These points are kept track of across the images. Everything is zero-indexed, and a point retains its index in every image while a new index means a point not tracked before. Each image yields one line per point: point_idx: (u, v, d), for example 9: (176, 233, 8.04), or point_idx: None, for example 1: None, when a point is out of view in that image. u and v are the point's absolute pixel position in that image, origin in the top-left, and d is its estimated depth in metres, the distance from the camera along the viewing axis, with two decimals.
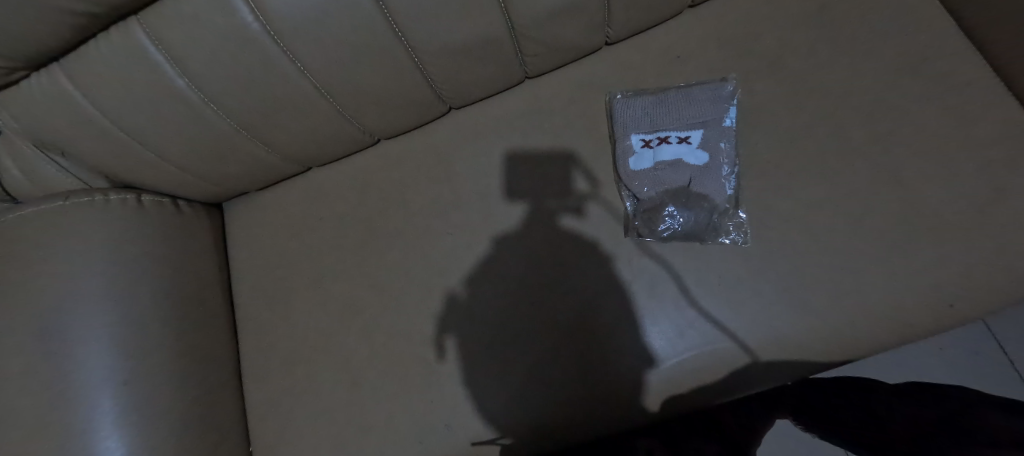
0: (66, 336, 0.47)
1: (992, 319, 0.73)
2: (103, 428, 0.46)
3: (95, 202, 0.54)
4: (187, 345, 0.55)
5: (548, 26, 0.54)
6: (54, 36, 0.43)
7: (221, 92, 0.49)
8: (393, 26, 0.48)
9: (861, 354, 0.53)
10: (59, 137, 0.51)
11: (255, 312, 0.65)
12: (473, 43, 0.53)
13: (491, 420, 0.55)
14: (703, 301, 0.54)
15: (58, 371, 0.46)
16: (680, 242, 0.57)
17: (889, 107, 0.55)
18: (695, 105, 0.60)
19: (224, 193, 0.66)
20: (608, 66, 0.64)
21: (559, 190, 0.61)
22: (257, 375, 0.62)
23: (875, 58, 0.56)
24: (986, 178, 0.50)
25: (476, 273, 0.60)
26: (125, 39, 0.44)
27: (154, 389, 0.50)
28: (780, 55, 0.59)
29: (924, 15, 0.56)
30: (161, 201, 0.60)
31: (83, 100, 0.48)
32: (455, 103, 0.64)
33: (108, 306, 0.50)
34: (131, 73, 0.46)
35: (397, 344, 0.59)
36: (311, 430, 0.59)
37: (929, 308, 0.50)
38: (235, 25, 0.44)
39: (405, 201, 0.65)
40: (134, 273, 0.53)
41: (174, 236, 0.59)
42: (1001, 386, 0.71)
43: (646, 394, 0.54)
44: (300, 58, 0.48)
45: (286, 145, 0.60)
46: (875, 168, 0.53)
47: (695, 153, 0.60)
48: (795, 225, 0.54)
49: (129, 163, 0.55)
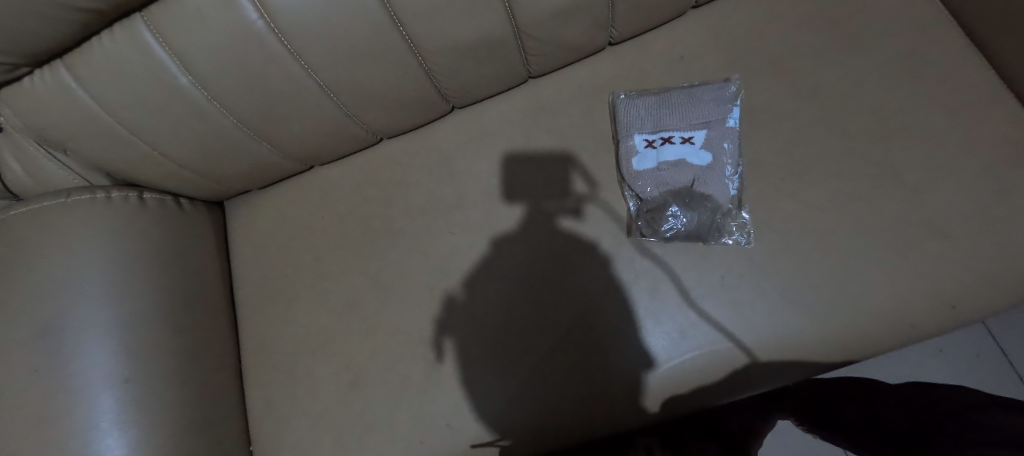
0: (67, 333, 0.47)
1: (992, 320, 0.73)
2: (103, 427, 0.46)
3: (97, 200, 0.54)
4: (188, 344, 0.55)
5: (551, 25, 0.54)
6: (57, 32, 0.43)
7: (224, 90, 0.49)
8: (397, 25, 0.48)
9: (864, 356, 0.52)
10: (60, 134, 0.51)
11: (255, 312, 0.65)
12: (476, 42, 0.53)
13: (490, 421, 0.55)
14: (705, 301, 0.54)
15: (58, 370, 0.46)
16: (683, 242, 0.57)
17: (890, 108, 0.55)
18: (698, 105, 0.60)
19: (225, 192, 0.66)
20: (609, 66, 0.64)
21: (559, 190, 0.61)
22: (256, 374, 0.62)
23: (877, 59, 0.56)
24: (989, 180, 0.51)
25: (477, 272, 0.60)
26: (128, 35, 0.44)
27: (153, 387, 0.50)
28: (781, 56, 0.59)
29: (926, 16, 0.57)
30: (162, 199, 0.60)
31: (85, 97, 0.48)
32: (457, 103, 0.64)
33: (108, 303, 0.50)
34: (133, 70, 0.46)
35: (396, 344, 0.59)
36: (310, 430, 0.58)
37: (932, 309, 0.50)
38: (239, 22, 0.44)
39: (407, 200, 0.65)
40: (135, 271, 0.53)
41: (175, 235, 0.59)
42: (1001, 387, 0.71)
43: (646, 394, 0.54)
44: (302, 56, 0.48)
45: (288, 144, 0.60)
46: (876, 170, 0.53)
47: (698, 153, 0.61)
48: (797, 225, 0.54)
49: (131, 161, 0.55)
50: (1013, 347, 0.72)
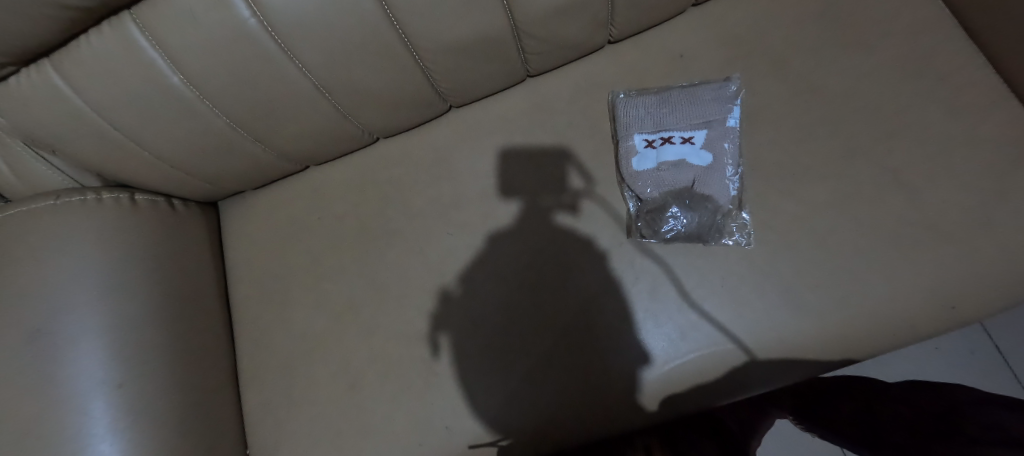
0: (59, 337, 0.46)
1: (989, 321, 0.74)
2: (97, 432, 0.45)
3: (88, 202, 0.53)
4: (182, 347, 0.55)
5: (550, 24, 0.53)
6: (43, 30, 0.42)
7: (216, 89, 0.48)
8: (393, 23, 0.48)
9: (864, 356, 0.52)
10: (48, 135, 0.50)
11: (251, 314, 0.64)
12: (473, 41, 0.52)
13: (488, 421, 0.55)
14: (706, 302, 0.54)
15: (51, 374, 0.45)
16: (683, 243, 0.57)
17: (891, 107, 0.54)
18: (699, 105, 0.60)
19: (219, 192, 0.65)
20: (608, 65, 0.63)
21: (558, 189, 0.60)
22: (253, 375, 0.62)
23: (878, 59, 0.56)
24: (989, 180, 0.50)
25: (475, 273, 0.59)
26: (118, 33, 0.43)
27: (146, 392, 0.49)
28: (781, 55, 0.59)
29: (927, 14, 0.56)
30: (155, 200, 0.59)
31: (74, 96, 0.47)
32: (455, 102, 0.63)
33: (101, 306, 0.49)
34: (123, 70, 0.45)
35: (394, 346, 0.59)
36: (308, 433, 0.58)
37: (933, 310, 0.50)
38: (231, 21, 0.43)
39: (404, 200, 0.64)
40: (129, 274, 0.52)
41: (168, 236, 0.58)
42: (997, 385, 0.71)
43: (644, 393, 0.54)
44: (297, 55, 0.48)
45: (284, 144, 0.59)
46: (878, 171, 0.53)
47: (698, 153, 0.60)
48: (797, 226, 0.54)
49: (122, 162, 0.54)
50: (1010, 347, 0.72)
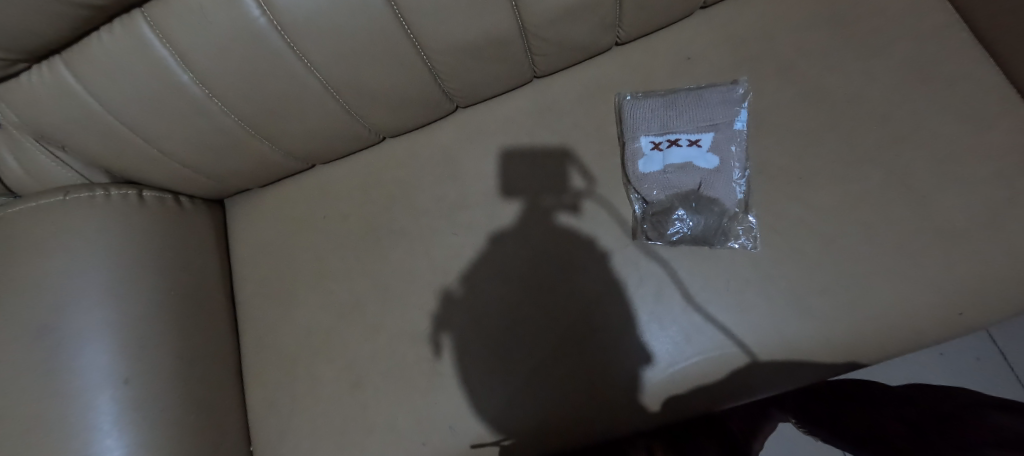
0: (67, 332, 0.47)
1: (994, 327, 0.73)
2: (104, 427, 0.45)
3: (96, 198, 0.53)
4: (188, 343, 0.55)
5: (558, 26, 0.53)
6: (56, 28, 0.42)
7: (224, 87, 0.49)
8: (404, 25, 0.48)
9: (870, 361, 0.52)
10: (58, 131, 0.50)
11: (256, 312, 0.64)
12: (481, 43, 0.52)
13: (492, 420, 0.55)
14: (712, 305, 0.54)
15: (59, 369, 0.45)
16: (689, 246, 0.57)
17: (901, 111, 0.54)
18: (706, 107, 0.59)
19: (227, 190, 0.65)
20: (616, 66, 0.63)
21: (563, 189, 0.60)
22: (257, 372, 0.62)
23: (887, 63, 0.56)
24: (998, 188, 0.50)
25: (480, 272, 0.59)
26: (128, 31, 0.44)
27: (152, 387, 0.49)
28: (791, 58, 0.58)
29: (937, 18, 0.56)
30: (162, 197, 0.59)
31: (85, 93, 0.47)
32: (461, 102, 0.63)
33: (108, 301, 0.49)
34: (132, 68, 0.45)
35: (398, 344, 0.59)
36: (311, 429, 0.58)
37: (940, 317, 0.50)
38: (241, 19, 0.43)
39: (410, 199, 0.64)
40: (135, 271, 0.52)
41: (175, 234, 0.58)
42: (1002, 391, 0.71)
43: (645, 393, 0.54)
44: (305, 54, 0.48)
45: (291, 142, 0.59)
46: (886, 176, 0.53)
47: (705, 156, 0.59)
48: (804, 230, 0.53)
49: (132, 159, 0.54)
50: (1015, 354, 0.72)
